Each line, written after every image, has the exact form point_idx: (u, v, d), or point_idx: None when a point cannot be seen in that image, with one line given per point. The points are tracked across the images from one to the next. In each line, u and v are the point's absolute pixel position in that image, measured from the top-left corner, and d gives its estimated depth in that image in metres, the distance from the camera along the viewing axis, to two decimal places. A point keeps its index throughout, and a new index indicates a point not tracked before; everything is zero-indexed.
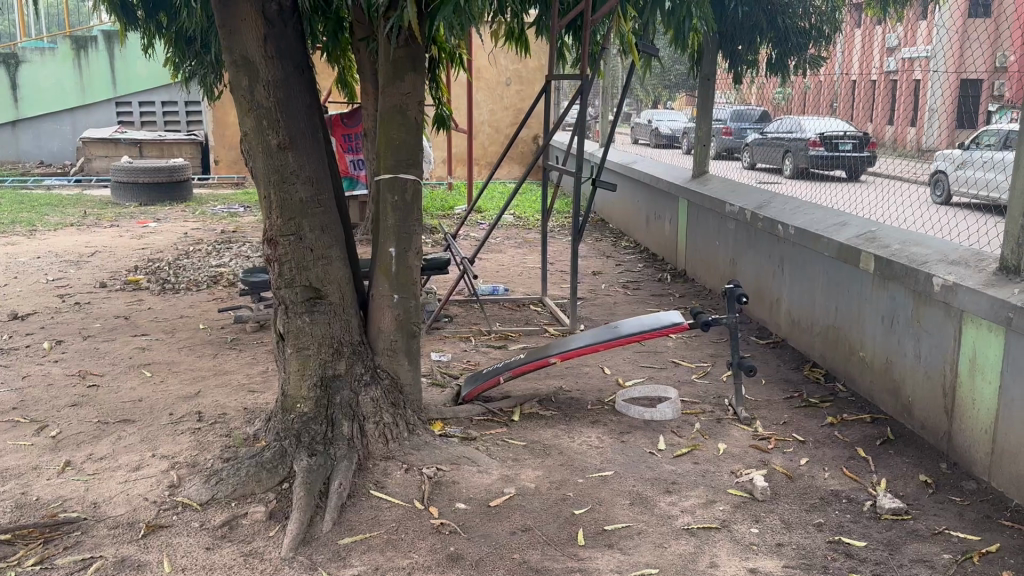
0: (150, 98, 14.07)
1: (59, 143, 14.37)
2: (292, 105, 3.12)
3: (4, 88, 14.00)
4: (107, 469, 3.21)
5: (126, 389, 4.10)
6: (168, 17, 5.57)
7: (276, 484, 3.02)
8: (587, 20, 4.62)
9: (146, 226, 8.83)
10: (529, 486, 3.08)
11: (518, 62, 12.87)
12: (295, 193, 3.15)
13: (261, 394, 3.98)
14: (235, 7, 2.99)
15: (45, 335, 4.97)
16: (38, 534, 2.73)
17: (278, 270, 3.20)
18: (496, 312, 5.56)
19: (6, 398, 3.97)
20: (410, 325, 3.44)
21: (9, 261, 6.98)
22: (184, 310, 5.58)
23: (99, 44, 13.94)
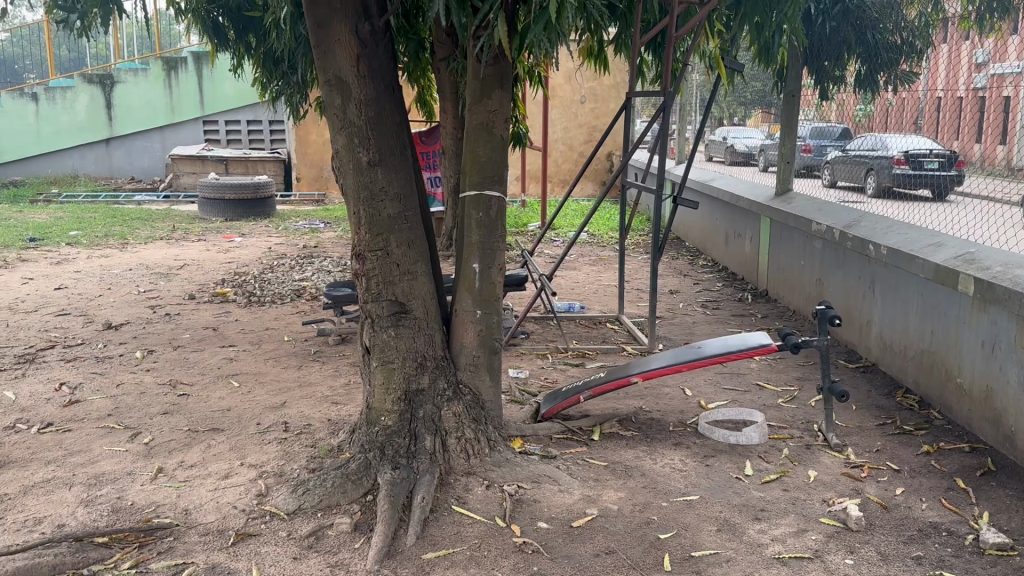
0: (235, 117, 14.77)
1: (149, 160, 14.97)
2: (383, 123, 3.17)
3: (100, 107, 14.57)
4: (197, 476, 3.29)
5: (216, 398, 4.21)
6: (258, 38, 5.76)
7: (360, 496, 3.05)
8: (670, 37, 4.54)
9: (231, 240, 9.12)
10: (612, 507, 3.03)
11: (594, 81, 12.90)
12: (383, 209, 3.20)
13: (344, 407, 4.03)
14: (329, 28, 3.06)
15: (137, 345, 5.16)
16: (134, 538, 2.81)
17: (365, 285, 3.26)
18: (573, 330, 5.53)
19: (102, 405, 4.12)
20: (493, 341, 3.44)
21: (104, 273, 7.29)
22: (268, 322, 5.72)
23: (188, 65, 14.54)
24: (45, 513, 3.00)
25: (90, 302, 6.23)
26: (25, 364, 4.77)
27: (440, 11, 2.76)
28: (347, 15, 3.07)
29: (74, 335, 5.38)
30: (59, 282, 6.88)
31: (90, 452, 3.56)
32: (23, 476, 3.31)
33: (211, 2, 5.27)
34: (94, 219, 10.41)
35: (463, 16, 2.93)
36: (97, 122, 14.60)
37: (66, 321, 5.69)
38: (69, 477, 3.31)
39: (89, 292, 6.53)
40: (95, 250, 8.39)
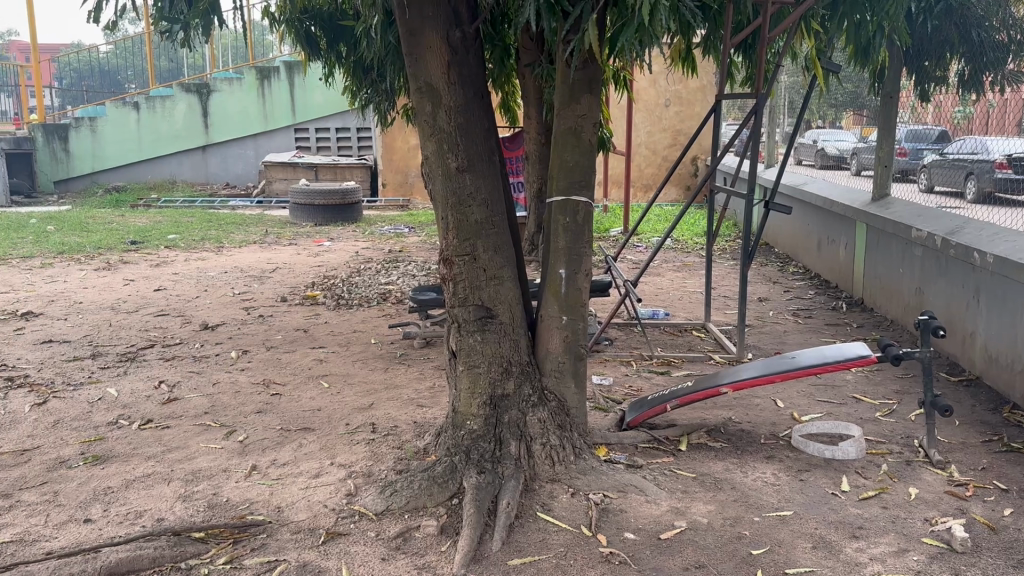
0: (325, 124, 15.21)
1: (243, 166, 15.53)
2: (471, 128, 3.19)
3: (197, 115, 15.18)
4: (289, 474, 3.38)
5: (306, 399, 4.32)
6: (348, 47, 5.91)
7: (446, 499, 3.07)
8: (763, 38, 4.42)
9: (321, 245, 9.37)
10: (701, 520, 2.96)
11: (679, 83, 12.74)
12: (470, 214, 3.22)
13: (429, 410, 4.08)
14: (421, 36, 3.11)
15: (233, 345, 5.35)
16: (229, 534, 2.89)
17: (452, 289, 3.29)
18: (657, 337, 5.45)
19: (199, 403, 4.28)
20: (578, 347, 3.40)
21: (202, 275, 7.59)
22: (356, 325, 5.84)
23: (281, 74, 15.04)
24: (147, 506, 3.13)
25: (187, 303, 6.49)
26: (128, 362, 5.00)
27: (530, 17, 2.77)
28: (439, 23, 3.11)
29: (173, 335, 5.61)
30: (159, 284, 7.20)
31: (188, 448, 3.70)
32: (126, 470, 3.47)
33: (303, 12, 5.46)
34: (191, 223, 10.86)
35: (553, 21, 2.93)
36: (194, 129, 15.21)
37: (166, 321, 5.95)
38: (168, 472, 3.44)
39: (187, 294, 6.81)
40: (192, 253, 8.74)
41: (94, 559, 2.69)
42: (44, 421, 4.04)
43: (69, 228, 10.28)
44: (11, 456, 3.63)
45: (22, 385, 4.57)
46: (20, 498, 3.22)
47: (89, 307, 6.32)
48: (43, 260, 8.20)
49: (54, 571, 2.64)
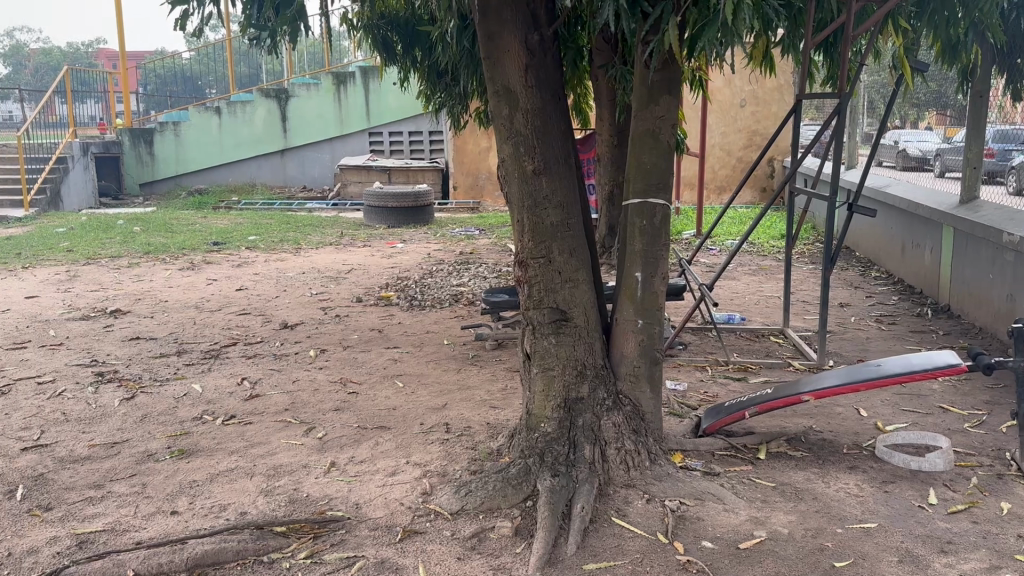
0: (398, 129, 15.42)
1: (319, 170, 15.90)
2: (548, 131, 3.20)
3: (276, 120, 15.59)
4: (366, 472, 3.44)
5: (382, 398, 4.39)
6: (423, 51, 5.97)
7: (520, 501, 3.08)
8: (847, 35, 4.29)
9: (394, 246, 9.52)
10: (782, 530, 2.89)
11: (755, 84, 12.51)
12: (546, 217, 3.22)
13: (502, 411, 4.10)
14: (499, 39, 3.13)
15: (311, 344, 5.48)
16: (309, 529, 2.96)
17: (527, 291, 3.30)
18: (733, 342, 5.35)
19: (280, 400, 4.40)
20: (654, 351, 3.36)
21: (280, 275, 7.81)
22: (429, 325, 5.92)
23: (357, 79, 15.35)
24: (230, 500, 3.23)
25: (267, 302, 6.69)
26: (211, 359, 5.18)
27: (609, 18, 2.75)
28: (518, 26, 3.13)
29: (254, 333, 5.78)
30: (240, 284, 7.43)
31: (270, 444, 3.80)
32: (211, 464, 3.59)
33: (379, 18, 5.56)
34: (270, 225, 11.17)
35: (633, 23, 2.91)
36: (273, 134, 15.65)
37: (247, 320, 6.14)
38: (250, 467, 3.54)
39: (267, 294, 7.01)
40: (271, 254, 8.99)
41: (181, 550, 2.78)
42: (132, 415, 4.21)
43: (155, 229, 10.70)
44: (103, 449, 3.79)
45: (112, 379, 4.78)
46: (112, 489, 3.37)
47: (174, 306, 6.56)
48: (131, 260, 8.56)
49: (144, 560, 2.74)
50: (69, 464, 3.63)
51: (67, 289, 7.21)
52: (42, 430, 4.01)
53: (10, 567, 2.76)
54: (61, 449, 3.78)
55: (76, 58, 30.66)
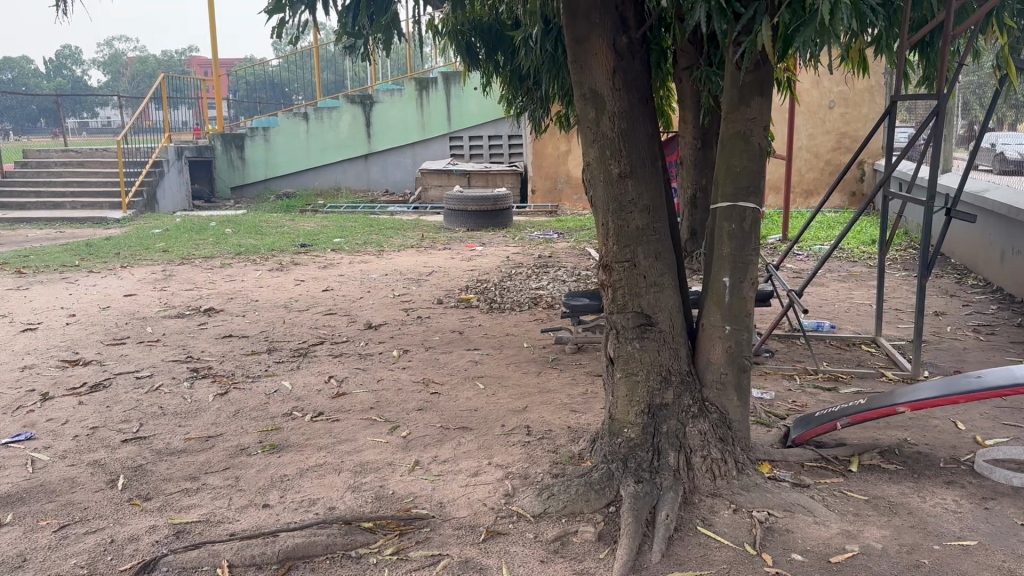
0: (478, 132, 15.69)
1: (401, 174, 16.20)
2: (635, 134, 3.18)
3: (360, 125, 15.95)
4: (449, 471, 3.48)
5: (464, 399, 4.44)
6: (506, 56, 5.97)
7: (603, 506, 3.06)
8: (948, 33, 4.12)
9: (473, 249, 9.61)
10: (876, 545, 2.79)
11: (845, 84, 12.15)
12: (632, 221, 3.20)
13: (584, 415, 4.08)
14: (587, 43, 3.13)
15: (394, 344, 5.58)
16: (395, 526, 3.01)
17: (611, 295, 3.29)
18: (823, 351, 5.21)
19: (365, 398, 4.50)
20: (742, 358, 3.28)
21: (363, 277, 7.98)
22: (509, 328, 5.95)
23: (439, 85, 15.56)
24: (319, 495, 3.31)
25: (352, 303, 6.84)
26: (300, 357, 5.33)
27: (701, 20, 2.71)
28: (606, 29, 3.12)
29: (340, 333, 5.92)
30: (326, 285, 7.62)
31: (356, 441, 3.89)
32: (299, 459, 3.69)
33: (464, 24, 5.61)
34: (354, 227, 11.43)
35: (724, 24, 2.86)
36: (357, 139, 16.01)
37: (333, 320, 6.30)
38: (338, 463, 3.63)
39: (352, 295, 7.17)
40: (355, 256, 9.19)
41: (272, 542, 2.87)
42: (226, 410, 4.37)
43: (245, 231, 11.09)
44: (198, 442, 3.95)
45: (207, 375, 4.97)
46: (206, 481, 3.50)
47: (263, 305, 6.78)
48: (222, 261, 8.88)
49: (238, 551, 2.84)
50: (166, 456, 3.79)
51: (164, 288, 7.54)
52: (141, 422, 4.20)
53: (113, 553, 2.89)
54: (158, 441, 3.95)
55: (171, 64, 31.92)
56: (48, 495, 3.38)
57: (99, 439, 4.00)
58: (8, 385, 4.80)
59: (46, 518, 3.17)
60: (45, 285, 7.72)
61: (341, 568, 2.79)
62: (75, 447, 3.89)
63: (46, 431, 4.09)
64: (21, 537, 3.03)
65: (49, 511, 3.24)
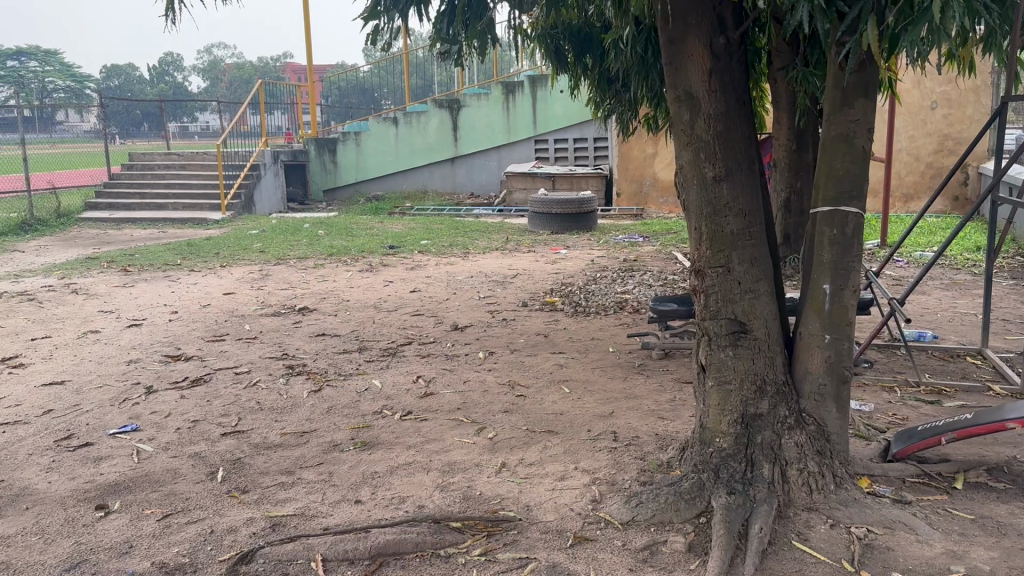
0: (563, 135, 15.70)
1: (487, 177, 16.32)
2: (731, 137, 3.11)
3: (447, 129, 16.14)
4: (536, 475, 3.48)
5: (549, 402, 4.44)
6: (595, 58, 5.93)
7: (693, 517, 3.01)
8: None
9: (558, 252, 9.61)
10: (983, 567, 2.65)
11: (948, 84, 11.62)
12: (727, 225, 3.13)
13: (671, 423, 4.02)
14: (683, 44, 3.08)
15: (480, 346, 5.62)
16: (483, 526, 3.03)
17: (704, 301, 3.23)
18: (925, 362, 4.98)
19: (451, 399, 4.55)
20: (842, 369, 3.17)
21: (450, 279, 8.09)
22: (594, 332, 5.91)
23: (525, 88, 15.61)
24: (409, 493, 3.37)
25: (438, 305, 6.93)
26: (389, 357, 5.43)
27: (803, 18, 2.62)
28: (703, 30, 3.07)
29: (427, 333, 6.01)
30: (414, 286, 7.76)
31: (444, 441, 3.93)
32: (390, 457, 3.76)
33: (554, 27, 5.60)
34: (440, 230, 11.60)
35: (827, 22, 2.76)
36: (444, 142, 16.22)
37: (421, 320, 6.40)
38: (426, 462, 3.68)
39: (438, 296, 7.28)
40: (442, 258, 9.31)
41: (364, 538, 2.93)
42: (319, 407, 4.49)
43: (337, 232, 11.39)
44: (293, 437, 4.07)
45: (301, 372, 5.13)
46: (301, 476, 3.60)
47: (354, 305, 6.94)
48: (315, 261, 9.14)
49: (331, 546, 2.91)
50: (264, 449, 3.92)
51: (260, 287, 7.81)
52: (239, 416, 4.36)
53: (213, 544, 3.00)
54: (256, 436, 4.09)
55: (266, 71, 33.00)
56: (153, 485, 3.54)
57: (200, 431, 4.17)
58: (116, 378, 5.06)
59: (151, 507, 3.32)
60: (150, 282, 8.11)
61: (430, 567, 2.82)
62: (177, 439, 4.06)
63: (151, 423, 4.29)
64: (129, 524, 3.18)
65: (154, 500, 3.39)
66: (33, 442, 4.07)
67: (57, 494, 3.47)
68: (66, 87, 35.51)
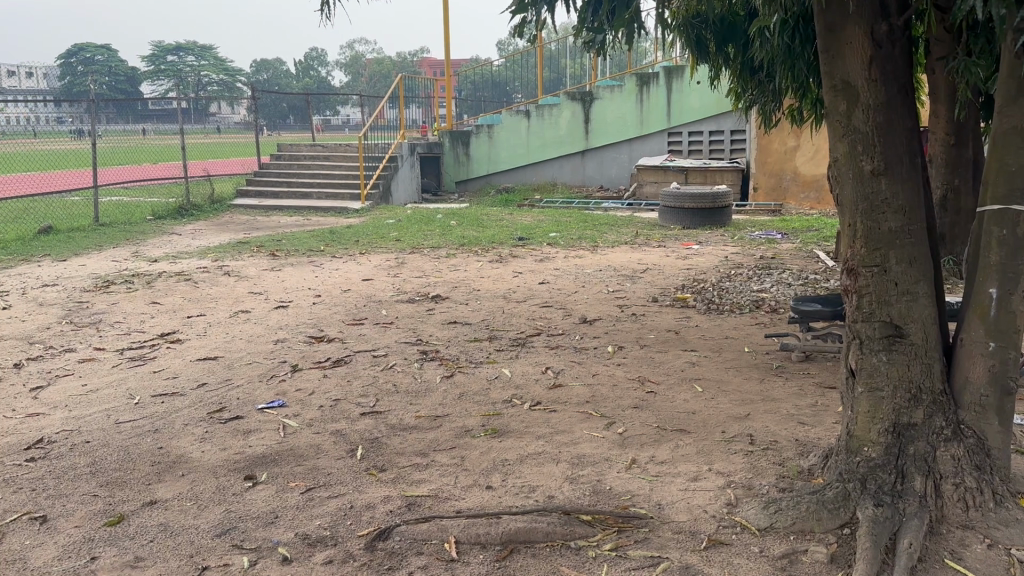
0: (699, 128, 15.39)
1: (617, 170, 16.18)
2: (893, 129, 2.92)
3: (579, 122, 16.09)
4: (667, 473, 3.41)
5: (681, 400, 4.34)
6: (738, 49, 5.72)
7: (836, 528, 2.87)
8: None
9: (690, 248, 9.39)
10: None
11: None
12: (884, 223, 2.95)
13: (813, 429, 3.84)
14: (841, 32, 2.93)
15: (609, 340, 5.57)
16: (614, 522, 3.00)
17: (856, 302, 3.06)
18: None
19: (581, 392, 4.53)
20: (1008, 381, 2.91)
21: (579, 271, 8.06)
22: (728, 331, 5.74)
23: (660, 80, 15.33)
24: (538, 482, 3.38)
25: (568, 297, 6.92)
26: (518, 347, 5.47)
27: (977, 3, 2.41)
28: (864, 16, 2.89)
29: (556, 325, 6.02)
30: (543, 277, 7.79)
31: (573, 434, 3.92)
32: (519, 446, 3.79)
33: (696, 17, 5.43)
34: (570, 222, 11.59)
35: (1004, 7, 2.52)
36: (575, 135, 16.18)
37: (549, 312, 6.41)
38: (556, 453, 3.68)
39: (567, 289, 7.27)
40: (571, 251, 9.31)
41: (496, 524, 2.97)
42: (451, 393, 4.58)
43: (468, 223, 11.61)
44: (427, 420, 4.17)
45: (434, 358, 5.26)
46: (434, 458, 3.69)
47: (484, 295, 7.05)
48: (448, 251, 9.34)
49: (464, 530, 2.96)
50: (399, 431, 4.04)
51: (395, 274, 8.06)
52: (377, 398, 4.52)
53: (352, 519, 3.12)
54: (392, 417, 4.22)
55: (404, 66, 33.99)
56: (297, 458, 3.72)
57: (340, 410, 4.35)
58: (264, 356, 5.35)
59: (295, 481, 3.49)
60: (295, 267, 8.53)
61: (561, 558, 2.82)
62: (320, 416, 4.26)
63: (295, 400, 4.52)
64: (275, 496, 3.35)
65: (298, 474, 3.56)
66: (189, 413, 4.36)
67: (210, 463, 3.71)
68: (222, 81, 37.92)
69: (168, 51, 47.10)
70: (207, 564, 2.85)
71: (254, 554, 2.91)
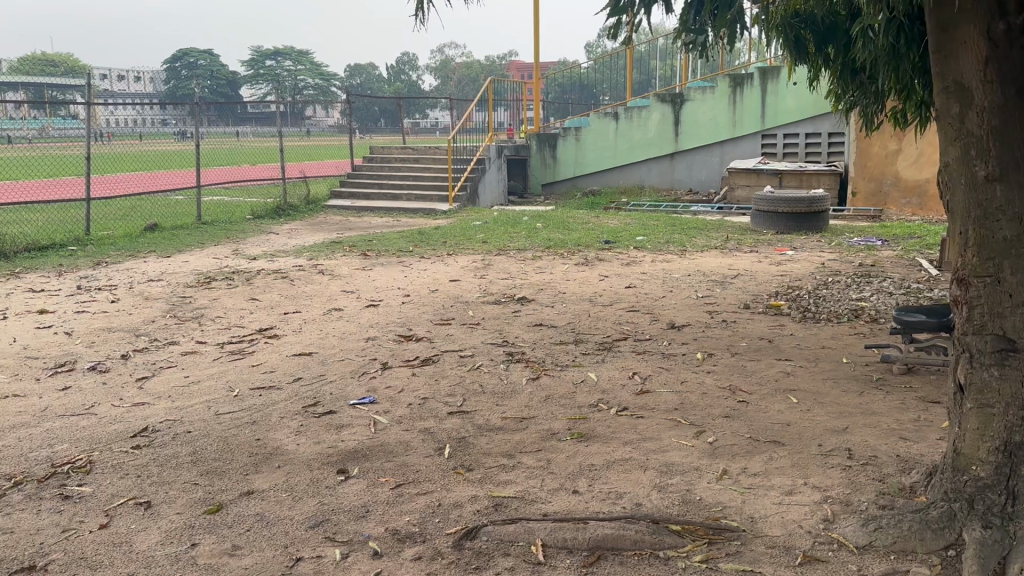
0: (794, 130, 14.94)
1: (707, 173, 15.86)
2: (1011, 132, 2.78)
3: (669, 124, 15.88)
4: (760, 486, 3.33)
5: (774, 411, 4.22)
6: (838, 49, 5.51)
7: (941, 549, 2.75)
8: None
9: (784, 253, 9.14)
10: None
11: None
12: (999, 231, 2.81)
13: (915, 445, 3.68)
14: (955, 31, 2.80)
15: (699, 346, 5.48)
16: (704, 533, 2.95)
17: (967, 314, 2.92)
18: None
19: (669, 398, 4.47)
20: None
21: (666, 276, 7.95)
22: (825, 340, 5.56)
23: (754, 81, 15.02)
24: (626, 489, 3.35)
25: (655, 302, 6.84)
26: (605, 351, 5.44)
27: None
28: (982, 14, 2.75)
29: (644, 330, 5.95)
30: (630, 281, 7.72)
31: (661, 441, 3.87)
32: (606, 451, 3.76)
33: (794, 15, 5.28)
34: (658, 226, 11.45)
35: None
36: (665, 137, 15.97)
37: (637, 317, 6.34)
38: (644, 461, 3.64)
39: (654, 293, 7.17)
40: (658, 255, 9.20)
41: (583, 529, 2.96)
42: (538, 395, 4.59)
43: (554, 225, 11.62)
44: (514, 422, 4.19)
45: (521, 359, 5.28)
46: (521, 460, 3.70)
47: (570, 298, 7.05)
48: (534, 253, 9.38)
49: (551, 533, 2.97)
50: (486, 431, 4.08)
51: (482, 276, 8.13)
52: (465, 398, 4.57)
53: (441, 517, 3.17)
54: (480, 418, 4.26)
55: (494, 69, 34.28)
56: (388, 455, 3.80)
57: (429, 409, 4.41)
58: (356, 353, 5.49)
59: (385, 476, 3.57)
60: (385, 266, 8.73)
61: (649, 567, 2.79)
62: (409, 414, 4.34)
63: (386, 397, 4.61)
64: (366, 491, 3.43)
65: (388, 469, 3.64)
66: (285, 406, 4.52)
67: (304, 456, 3.83)
68: (318, 86, 39.15)
69: (267, 56, 48.98)
70: (301, 555, 2.94)
71: (346, 547, 2.98)
